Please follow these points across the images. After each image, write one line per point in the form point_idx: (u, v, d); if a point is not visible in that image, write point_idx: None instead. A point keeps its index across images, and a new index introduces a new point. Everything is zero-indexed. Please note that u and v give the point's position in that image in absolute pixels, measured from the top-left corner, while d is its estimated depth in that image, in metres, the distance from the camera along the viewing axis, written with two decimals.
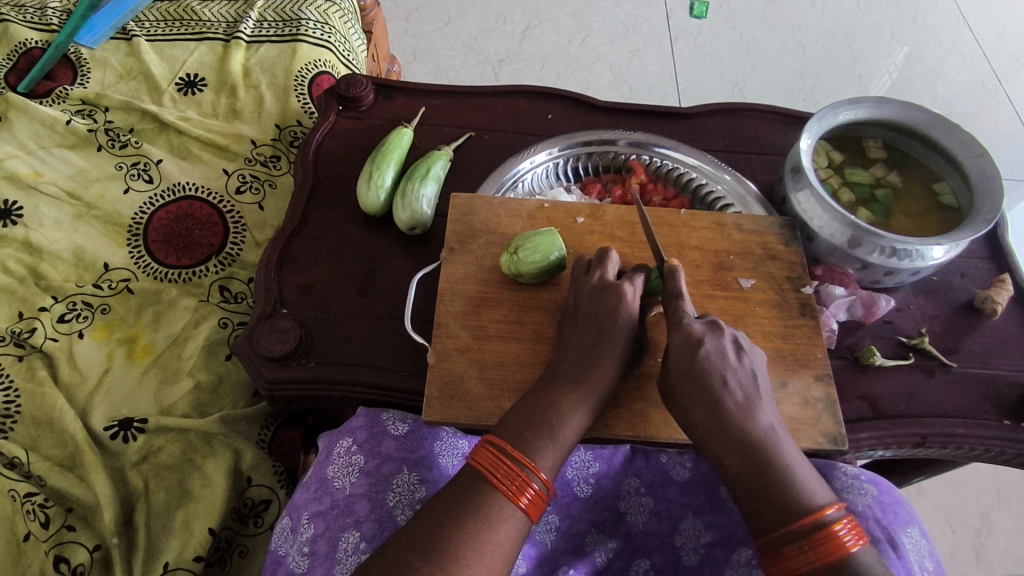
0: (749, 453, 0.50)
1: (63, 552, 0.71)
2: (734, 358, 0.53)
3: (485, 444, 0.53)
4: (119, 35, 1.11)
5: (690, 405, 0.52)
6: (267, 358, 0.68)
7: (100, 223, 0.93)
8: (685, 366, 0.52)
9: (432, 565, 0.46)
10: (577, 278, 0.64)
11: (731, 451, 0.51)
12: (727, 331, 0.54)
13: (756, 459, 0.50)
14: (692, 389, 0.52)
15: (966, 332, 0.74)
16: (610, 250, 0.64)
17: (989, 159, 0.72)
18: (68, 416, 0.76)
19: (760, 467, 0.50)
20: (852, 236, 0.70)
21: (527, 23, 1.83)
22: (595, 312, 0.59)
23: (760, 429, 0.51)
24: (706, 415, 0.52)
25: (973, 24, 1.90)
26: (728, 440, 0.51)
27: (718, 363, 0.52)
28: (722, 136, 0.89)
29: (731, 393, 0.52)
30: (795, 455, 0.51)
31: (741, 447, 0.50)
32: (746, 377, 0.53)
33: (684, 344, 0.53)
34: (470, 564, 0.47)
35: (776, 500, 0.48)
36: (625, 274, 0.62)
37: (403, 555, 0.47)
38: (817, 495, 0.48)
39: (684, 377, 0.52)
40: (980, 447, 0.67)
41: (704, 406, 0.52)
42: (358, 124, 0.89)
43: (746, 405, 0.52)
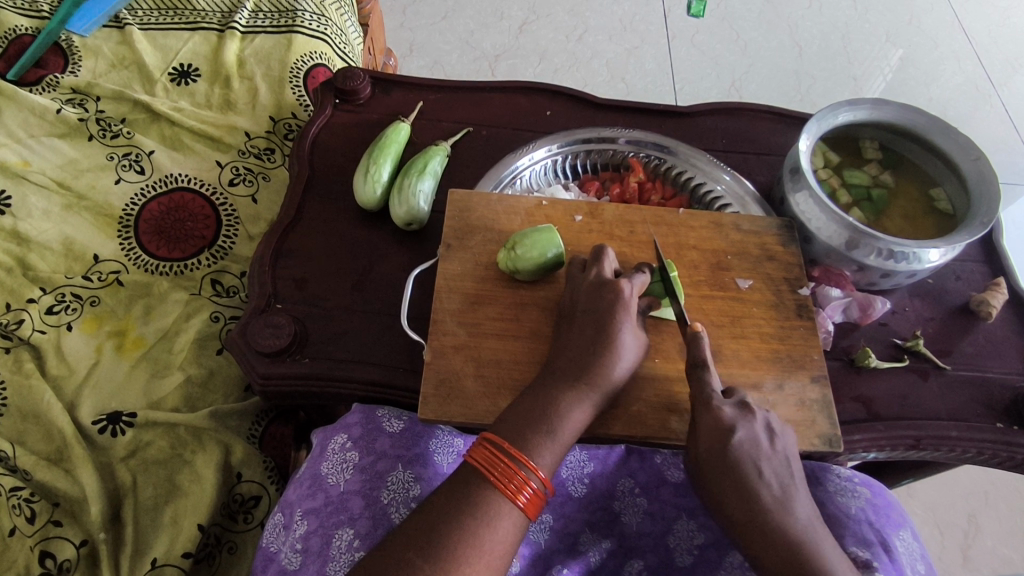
0: (789, 554, 0.48)
1: (49, 547, 0.69)
2: (768, 446, 0.52)
3: (482, 441, 0.52)
4: (112, 23, 1.10)
5: (725, 500, 0.51)
6: (261, 353, 0.67)
7: (90, 213, 0.92)
8: (720, 458, 0.51)
9: (431, 563, 0.46)
10: (574, 276, 0.63)
11: (770, 551, 0.49)
12: (758, 414, 0.53)
13: (797, 563, 0.48)
14: (727, 482, 0.51)
15: (961, 335, 0.74)
16: (607, 247, 0.64)
17: (987, 163, 0.72)
18: (56, 409, 0.75)
19: (802, 569, 0.48)
20: (851, 238, 0.70)
21: (525, 19, 1.82)
22: (592, 310, 0.59)
23: (798, 526, 0.49)
24: (743, 510, 0.50)
25: (969, 28, 1.91)
26: (766, 539, 0.49)
27: (752, 453, 0.51)
28: (720, 135, 0.89)
29: (767, 486, 0.51)
30: (835, 555, 0.49)
31: (781, 547, 0.49)
32: (780, 464, 0.52)
33: (715, 430, 0.52)
34: (468, 563, 0.46)
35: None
36: (622, 271, 0.62)
37: (401, 554, 0.46)
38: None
39: (719, 470, 0.51)
40: (973, 450, 0.67)
41: (740, 504, 0.50)
42: (354, 118, 0.88)
43: (783, 499, 0.50)
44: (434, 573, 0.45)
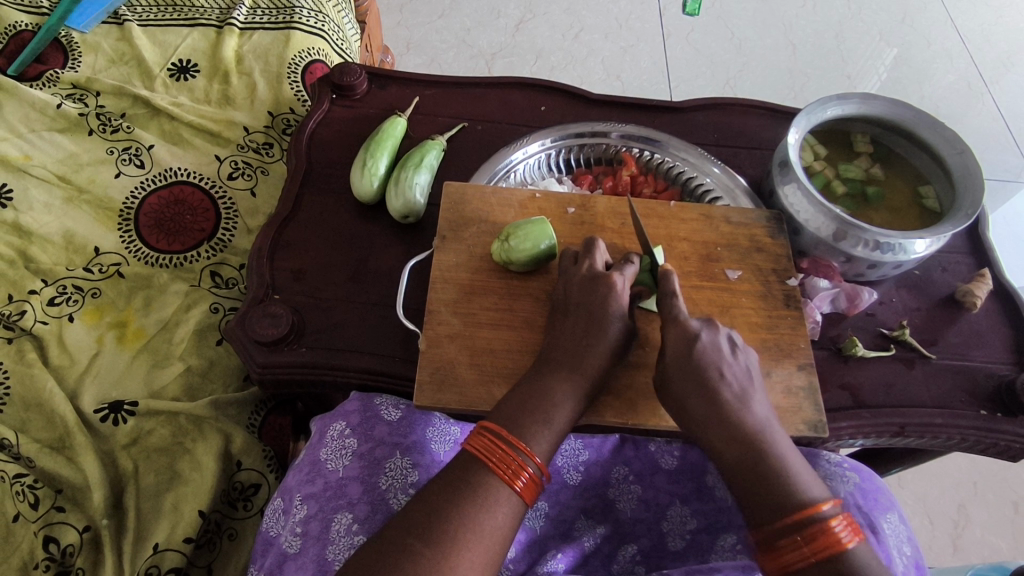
0: (745, 444, 0.51)
1: (52, 533, 0.71)
2: (729, 354, 0.55)
3: (480, 430, 0.54)
4: (111, 20, 1.11)
5: (688, 398, 0.54)
6: (260, 343, 0.68)
7: (91, 206, 0.93)
8: (683, 361, 0.54)
9: (433, 547, 0.47)
10: (566, 268, 0.65)
11: (726, 442, 0.52)
12: (722, 330, 0.57)
13: (752, 456, 0.51)
14: (689, 383, 0.54)
15: (945, 325, 0.76)
16: (599, 240, 0.65)
17: (971, 156, 0.74)
18: (58, 398, 0.76)
19: (755, 459, 0.50)
20: (838, 230, 0.71)
21: (521, 17, 1.83)
22: (585, 301, 0.60)
23: (755, 421, 0.52)
24: (703, 409, 0.53)
25: (961, 26, 1.93)
26: (724, 430, 0.52)
27: (714, 356, 0.54)
28: (712, 130, 0.90)
29: (727, 385, 0.53)
30: (789, 449, 0.52)
31: (738, 440, 0.51)
32: (741, 374, 0.54)
33: (681, 339, 0.55)
34: (468, 547, 0.48)
35: (771, 494, 0.49)
36: (613, 264, 0.64)
37: (403, 539, 0.48)
38: (812, 490, 0.49)
39: (682, 370, 0.54)
40: (956, 436, 0.69)
41: (701, 397, 0.53)
42: (351, 113, 0.90)
43: (742, 398, 0.53)
44: (434, 558, 0.46)
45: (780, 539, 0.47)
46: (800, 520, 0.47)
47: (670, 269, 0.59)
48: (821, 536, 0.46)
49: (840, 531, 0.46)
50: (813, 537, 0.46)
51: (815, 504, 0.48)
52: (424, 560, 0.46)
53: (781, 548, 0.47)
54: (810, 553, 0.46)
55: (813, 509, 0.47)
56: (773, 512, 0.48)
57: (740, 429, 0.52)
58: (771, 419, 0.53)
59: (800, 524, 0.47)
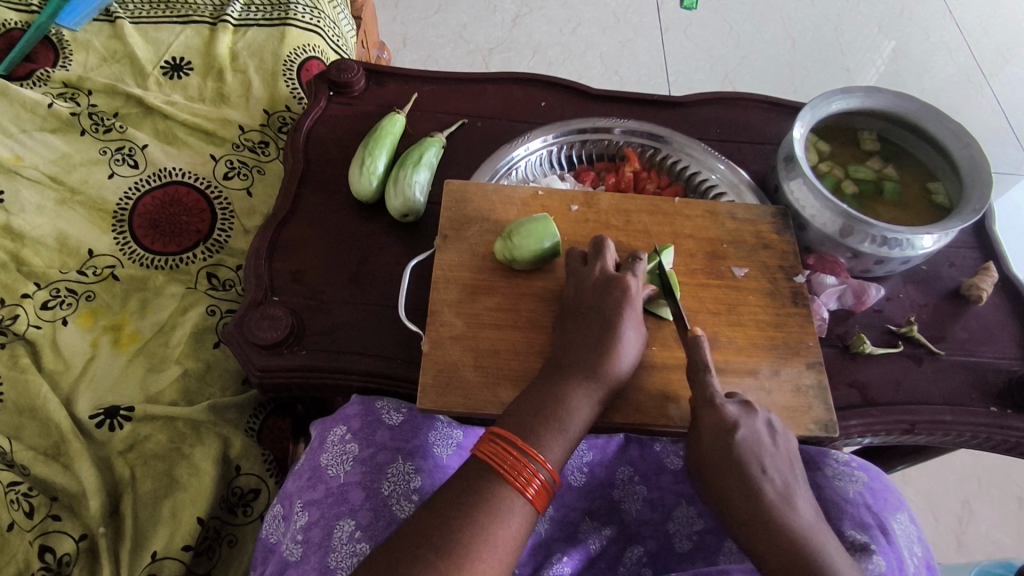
0: (795, 551, 0.47)
1: (48, 541, 0.69)
2: (769, 440, 0.53)
3: (490, 436, 0.53)
4: (102, 17, 1.09)
5: (729, 495, 0.50)
6: (258, 345, 0.67)
7: (84, 208, 0.91)
8: (722, 450, 0.51)
9: (446, 558, 0.46)
10: (574, 269, 0.64)
11: (770, 542, 0.48)
12: (761, 414, 0.54)
13: (802, 562, 0.47)
14: (730, 479, 0.51)
15: (952, 320, 0.75)
16: (608, 240, 0.64)
17: (978, 149, 0.73)
18: (53, 403, 0.75)
19: (806, 567, 0.46)
20: (846, 226, 0.70)
21: (517, 12, 1.82)
22: (593, 304, 0.59)
23: (801, 520, 0.49)
24: (744, 503, 0.50)
25: (960, 19, 1.92)
26: (772, 536, 0.48)
27: (754, 448, 0.51)
28: (715, 126, 0.89)
29: (771, 481, 0.51)
30: (840, 553, 0.48)
31: (786, 545, 0.48)
32: (782, 462, 0.52)
33: (717, 425, 0.52)
34: (480, 557, 0.47)
35: None
36: (625, 264, 0.62)
37: (414, 549, 0.46)
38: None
39: (720, 459, 0.51)
40: (968, 433, 0.68)
41: (742, 494, 0.50)
42: (349, 110, 0.88)
43: (785, 492, 0.50)
44: (447, 570, 0.45)
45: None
46: None
47: (700, 334, 0.57)
48: None
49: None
50: None
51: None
52: (437, 572, 0.45)
53: None
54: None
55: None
56: None
57: (787, 530, 0.48)
58: (817, 517, 0.50)
59: None
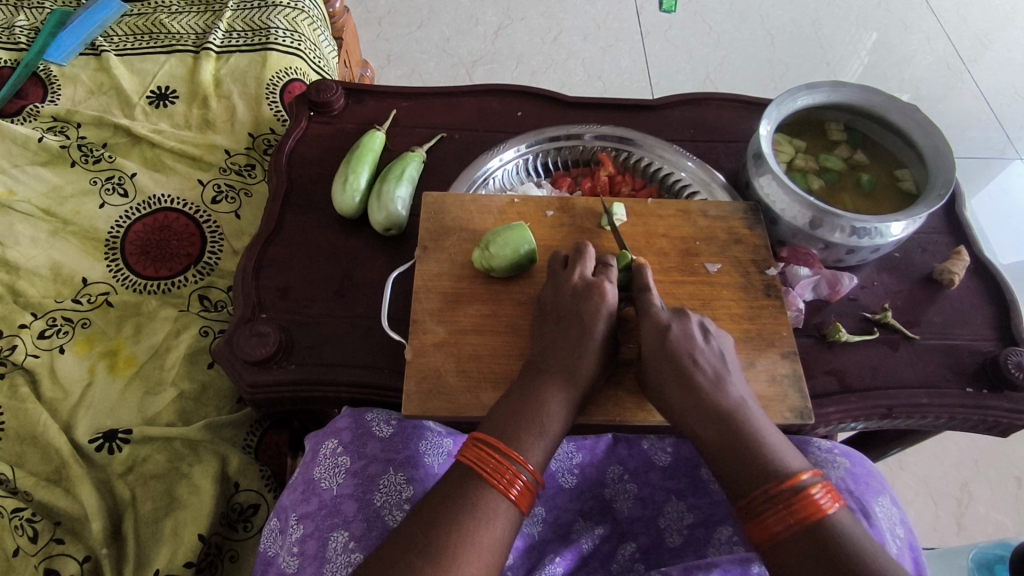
0: (723, 429, 0.53)
1: (53, 564, 0.71)
2: (702, 341, 0.57)
3: (473, 441, 0.55)
4: (88, 51, 1.11)
5: (667, 388, 0.56)
6: (248, 362, 0.69)
7: (77, 238, 0.93)
8: (659, 350, 0.56)
9: (433, 562, 0.47)
10: (555, 272, 0.66)
11: (703, 422, 0.54)
12: (693, 317, 0.59)
13: (734, 437, 0.52)
14: (668, 376, 0.56)
15: (928, 305, 0.77)
16: (587, 245, 0.66)
17: (942, 135, 0.75)
18: (53, 430, 0.77)
19: (735, 440, 0.52)
20: (815, 218, 0.72)
21: (499, 23, 1.85)
22: (569, 309, 0.61)
23: (733, 403, 0.54)
24: (682, 395, 0.55)
25: (936, 7, 1.95)
26: (703, 415, 0.54)
27: (687, 345, 0.56)
28: (688, 127, 0.91)
29: (705, 371, 0.55)
30: (768, 425, 0.53)
31: (716, 422, 0.53)
32: (714, 356, 0.57)
33: (655, 332, 0.57)
34: (468, 559, 0.48)
35: (752, 467, 0.50)
36: (600, 268, 0.64)
37: (402, 556, 0.48)
38: (791, 463, 0.50)
39: (659, 359, 0.56)
40: (944, 415, 0.70)
41: (677, 386, 0.55)
42: (329, 130, 0.90)
43: (718, 381, 0.55)
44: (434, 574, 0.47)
45: (764, 511, 0.48)
46: (781, 492, 0.48)
47: (644, 264, 0.63)
48: (801, 507, 0.47)
49: (820, 498, 0.48)
50: (794, 508, 0.47)
51: (795, 475, 0.49)
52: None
53: (766, 520, 0.48)
54: (792, 520, 0.47)
55: (792, 480, 0.49)
56: (754, 482, 0.50)
57: (717, 410, 0.53)
58: (748, 399, 0.55)
59: (781, 492, 0.48)
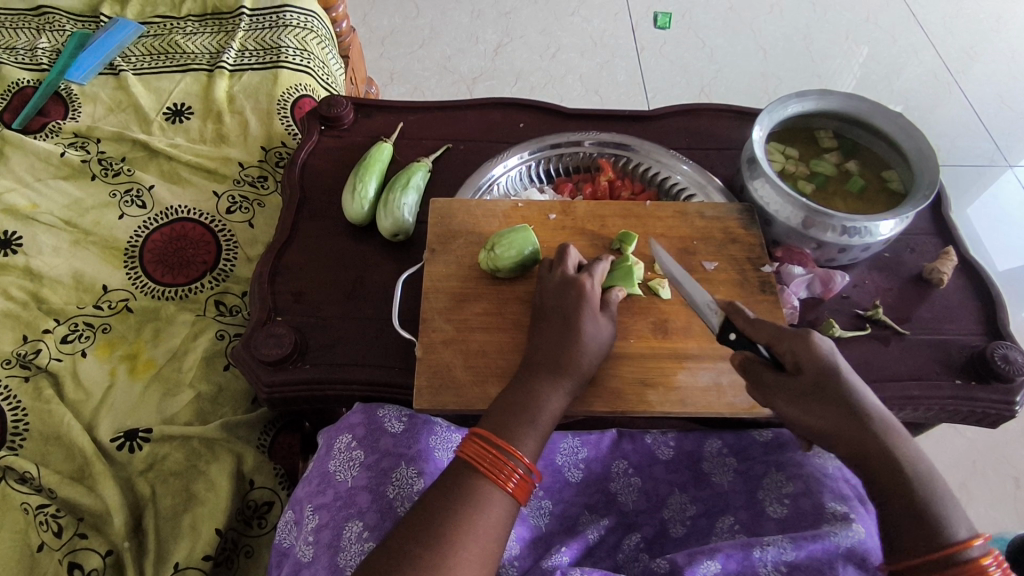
0: (895, 474, 0.50)
1: (76, 558, 0.73)
2: (859, 378, 0.55)
3: (472, 436, 0.57)
4: (107, 71, 1.16)
5: (827, 422, 0.53)
6: (264, 362, 0.72)
7: (97, 247, 0.97)
8: (820, 382, 0.54)
9: (432, 550, 0.50)
10: (542, 275, 0.69)
11: (875, 464, 0.51)
12: (842, 353, 0.56)
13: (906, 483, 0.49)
14: (831, 408, 0.53)
15: (917, 302, 0.80)
16: (569, 246, 0.69)
17: (925, 140, 0.78)
18: (76, 429, 0.79)
19: (898, 482, 0.50)
20: (807, 218, 0.75)
21: (499, 41, 1.90)
22: (558, 304, 0.64)
23: (904, 448, 0.51)
24: (855, 431, 0.52)
25: (924, 21, 2.00)
26: (877, 456, 0.51)
27: (849, 380, 0.54)
28: (684, 135, 0.95)
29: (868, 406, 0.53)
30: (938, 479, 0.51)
31: (889, 465, 0.50)
32: (876, 395, 0.54)
33: (811, 359, 0.55)
34: (466, 545, 0.51)
35: (931, 520, 0.47)
36: (584, 265, 0.68)
37: (402, 543, 0.51)
38: (967, 524, 0.47)
39: (823, 389, 0.54)
40: (936, 406, 0.72)
41: (848, 423, 0.52)
42: (340, 142, 0.94)
43: (886, 422, 0.52)
44: (433, 560, 0.49)
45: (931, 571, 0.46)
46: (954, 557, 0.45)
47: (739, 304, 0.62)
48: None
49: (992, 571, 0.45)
50: None
51: (965, 539, 0.46)
52: (421, 563, 0.49)
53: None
54: None
55: (967, 544, 0.46)
56: (929, 538, 0.47)
57: (888, 453, 0.51)
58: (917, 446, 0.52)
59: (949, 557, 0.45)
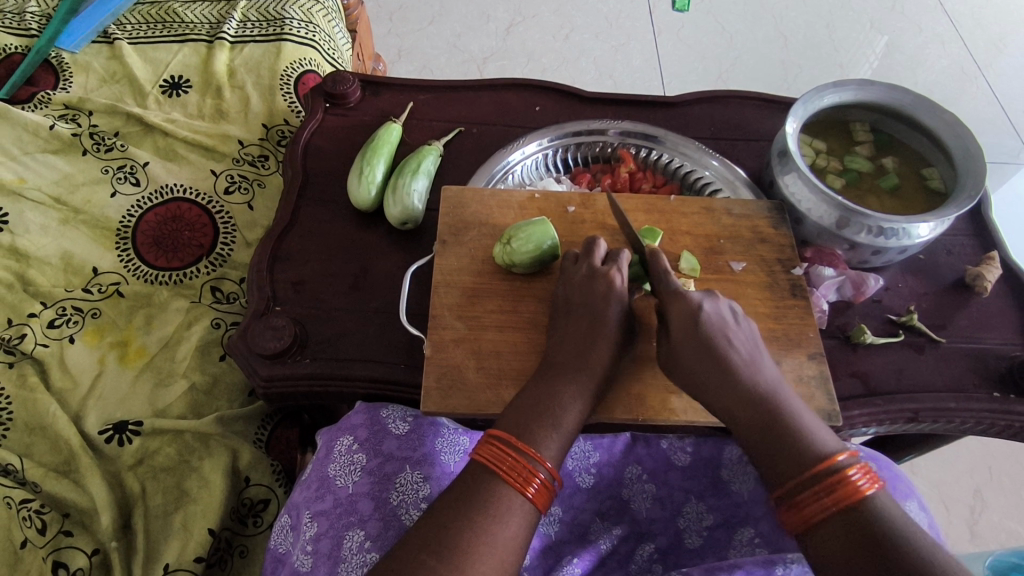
0: (759, 411, 0.51)
1: (61, 557, 0.70)
2: (733, 321, 0.55)
3: (489, 438, 0.53)
4: (101, 39, 1.10)
5: (698, 370, 0.54)
6: (262, 356, 0.67)
7: (88, 227, 0.92)
8: (688, 330, 0.54)
9: (446, 562, 0.46)
10: (567, 268, 0.65)
11: (739, 403, 0.52)
12: (723, 300, 0.57)
13: (769, 419, 0.51)
14: (699, 357, 0.53)
15: (953, 308, 0.75)
16: (596, 238, 0.65)
17: (972, 136, 0.73)
18: (62, 420, 0.75)
19: (768, 424, 0.51)
20: (841, 217, 0.71)
21: (510, 20, 1.83)
22: (586, 301, 0.60)
23: (765, 387, 0.52)
24: (708, 377, 0.53)
25: (949, 11, 1.94)
26: (738, 399, 0.52)
27: (720, 326, 0.54)
28: (709, 124, 0.90)
29: (737, 351, 0.54)
30: (802, 410, 0.52)
31: (755, 406, 0.51)
32: (745, 337, 0.55)
33: (685, 313, 0.54)
34: (483, 557, 0.47)
35: (790, 450, 0.49)
36: (610, 255, 0.63)
37: (416, 554, 0.47)
38: (826, 444, 0.49)
39: (688, 340, 0.54)
40: (971, 420, 0.68)
41: (710, 368, 0.53)
42: (346, 121, 0.89)
43: (751, 362, 0.53)
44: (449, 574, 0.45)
45: (800, 495, 0.47)
46: (818, 477, 0.47)
47: (660, 250, 0.60)
48: (840, 490, 0.46)
49: (859, 480, 0.46)
50: (832, 492, 0.46)
51: (830, 458, 0.48)
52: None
53: (803, 505, 0.47)
54: (828, 502, 0.46)
55: (828, 462, 0.47)
56: (794, 467, 0.48)
57: (753, 392, 0.52)
58: (781, 382, 0.53)
59: (817, 477, 0.47)
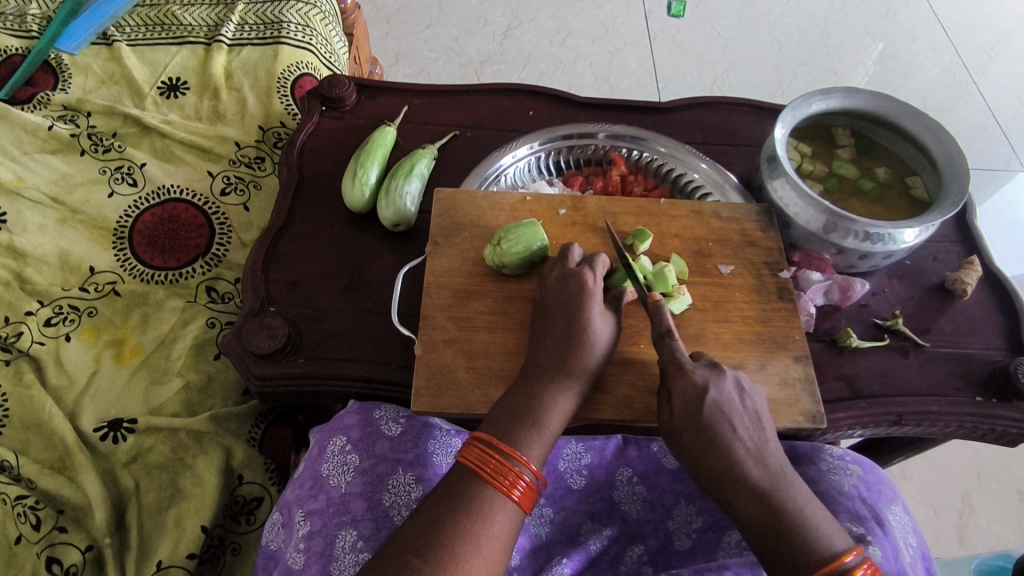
0: (766, 502, 0.51)
1: (55, 553, 0.71)
2: (738, 401, 0.56)
3: (474, 441, 0.54)
4: (100, 40, 1.11)
5: (704, 457, 0.54)
6: (256, 355, 0.68)
7: (85, 227, 0.93)
8: (694, 415, 0.54)
9: (430, 563, 0.47)
10: (545, 271, 0.65)
11: (744, 493, 0.52)
12: (729, 374, 0.57)
13: (773, 510, 0.51)
14: (703, 442, 0.54)
15: (938, 313, 0.76)
16: (572, 244, 0.65)
17: (956, 145, 0.75)
18: (58, 418, 0.76)
19: (775, 516, 0.51)
20: (829, 222, 0.72)
21: (507, 24, 1.85)
22: (561, 302, 0.61)
23: (771, 475, 0.53)
24: (716, 463, 0.53)
25: (943, 19, 1.95)
26: (741, 488, 0.52)
27: (725, 410, 0.54)
28: (700, 129, 0.91)
29: (741, 438, 0.54)
30: (809, 499, 0.52)
31: (759, 498, 0.52)
32: (749, 418, 0.55)
33: (689, 392, 0.55)
34: (468, 557, 0.48)
35: (796, 547, 0.49)
36: (586, 259, 0.64)
37: (401, 554, 0.48)
38: (836, 542, 0.49)
39: (692, 425, 0.54)
40: (954, 424, 0.69)
41: (715, 454, 0.53)
42: (341, 124, 0.90)
43: (757, 451, 0.54)
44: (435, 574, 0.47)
45: None
46: None
47: (660, 299, 0.60)
48: None
49: None
50: None
51: (838, 557, 0.48)
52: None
53: None
54: None
55: (835, 561, 0.48)
56: (799, 565, 0.48)
57: (758, 483, 0.52)
58: (790, 471, 0.54)
59: None
